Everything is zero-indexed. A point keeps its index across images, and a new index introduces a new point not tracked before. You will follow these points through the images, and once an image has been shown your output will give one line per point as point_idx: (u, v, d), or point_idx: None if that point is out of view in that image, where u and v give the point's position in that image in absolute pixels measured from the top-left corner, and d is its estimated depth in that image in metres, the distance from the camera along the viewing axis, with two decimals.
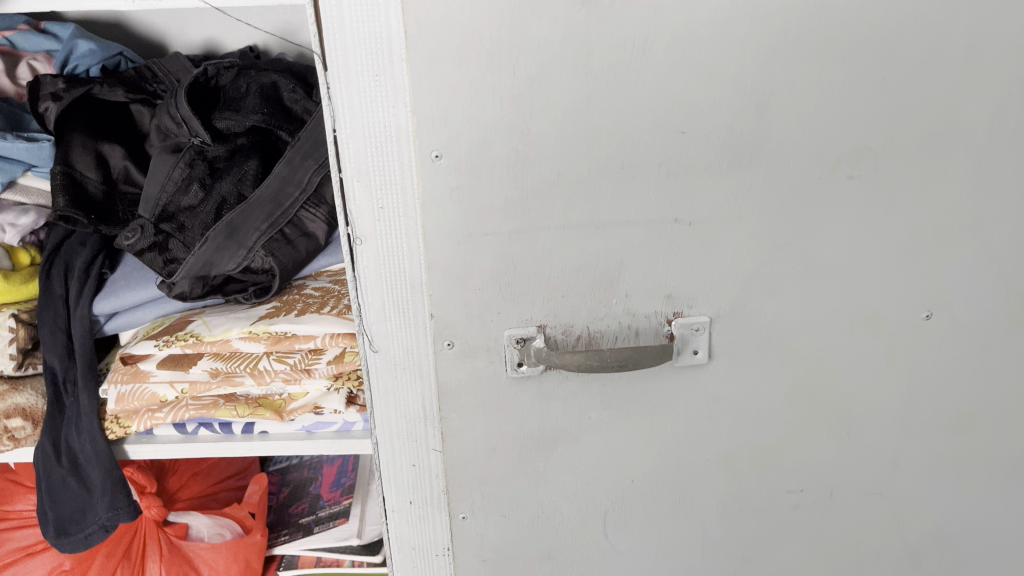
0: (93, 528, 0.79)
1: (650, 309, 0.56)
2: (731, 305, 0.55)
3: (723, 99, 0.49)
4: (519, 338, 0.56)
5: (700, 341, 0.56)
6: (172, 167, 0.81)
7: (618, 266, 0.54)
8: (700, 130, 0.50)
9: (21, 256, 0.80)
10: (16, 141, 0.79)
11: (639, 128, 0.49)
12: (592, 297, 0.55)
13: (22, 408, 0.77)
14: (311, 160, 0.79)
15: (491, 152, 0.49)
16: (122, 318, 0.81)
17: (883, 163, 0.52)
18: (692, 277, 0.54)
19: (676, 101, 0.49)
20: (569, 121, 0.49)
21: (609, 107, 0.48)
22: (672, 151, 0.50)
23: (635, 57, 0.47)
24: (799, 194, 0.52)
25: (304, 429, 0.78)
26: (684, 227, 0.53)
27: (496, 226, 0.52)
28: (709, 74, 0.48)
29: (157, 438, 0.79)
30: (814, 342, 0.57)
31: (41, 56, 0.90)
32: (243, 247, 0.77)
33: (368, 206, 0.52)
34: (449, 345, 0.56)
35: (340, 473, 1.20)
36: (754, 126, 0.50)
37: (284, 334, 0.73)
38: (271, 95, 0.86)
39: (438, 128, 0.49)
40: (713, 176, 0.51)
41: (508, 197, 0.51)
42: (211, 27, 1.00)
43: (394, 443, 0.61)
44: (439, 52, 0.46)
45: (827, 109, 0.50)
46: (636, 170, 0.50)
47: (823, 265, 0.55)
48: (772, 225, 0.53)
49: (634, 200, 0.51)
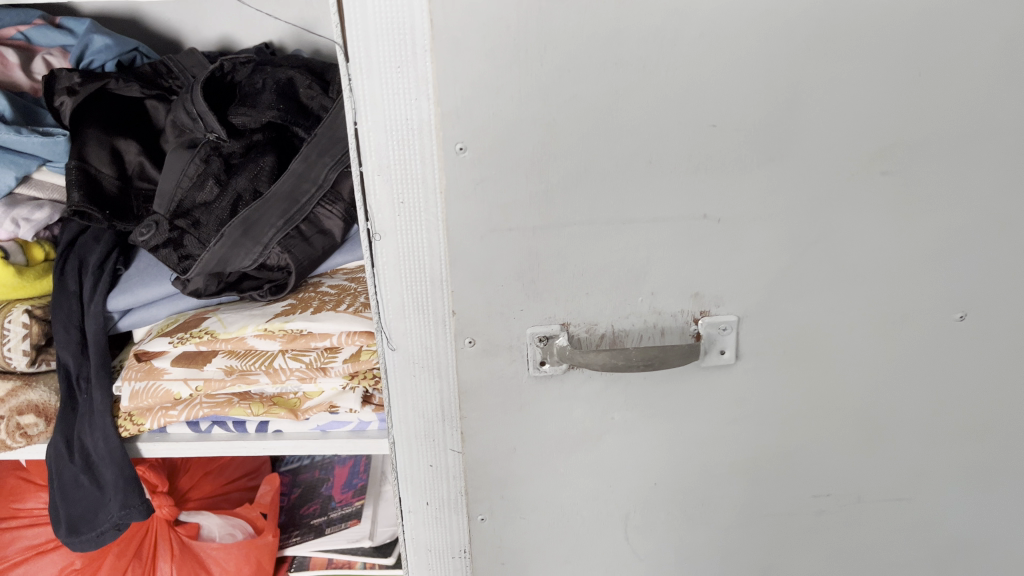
0: (104, 527, 0.77)
1: (677, 307, 0.54)
2: (759, 305, 0.54)
3: (755, 92, 0.47)
4: (542, 336, 0.54)
5: (727, 340, 0.55)
6: (187, 163, 0.80)
7: (644, 264, 0.52)
8: (730, 123, 0.48)
9: (36, 251, 0.79)
10: (31, 136, 0.79)
11: (667, 122, 0.48)
12: (616, 295, 0.53)
13: (35, 404, 0.76)
14: (327, 156, 0.78)
15: (515, 146, 0.48)
16: (137, 315, 0.81)
17: (917, 160, 0.50)
18: (720, 276, 0.53)
19: (706, 93, 0.47)
20: (595, 114, 0.47)
21: (637, 99, 0.47)
22: (701, 145, 0.48)
23: (665, 48, 0.46)
24: (832, 191, 0.51)
25: (318, 429, 0.78)
26: (712, 223, 0.51)
27: (520, 220, 0.50)
28: (739, 67, 0.46)
29: (170, 436, 0.78)
30: (842, 344, 0.56)
31: (56, 51, 0.90)
32: (258, 243, 0.76)
33: (388, 201, 0.51)
34: (471, 342, 0.55)
35: (350, 475, 1.19)
36: (785, 122, 0.48)
37: (299, 332, 0.72)
38: (287, 90, 0.85)
39: (461, 120, 0.47)
40: (743, 172, 0.49)
41: (534, 190, 0.49)
42: (226, 24, 0.99)
43: (412, 441, 0.61)
44: (465, 41, 0.45)
45: (861, 103, 0.48)
46: (664, 165, 0.49)
47: (854, 265, 0.53)
48: (803, 222, 0.51)
49: (661, 195, 0.50)
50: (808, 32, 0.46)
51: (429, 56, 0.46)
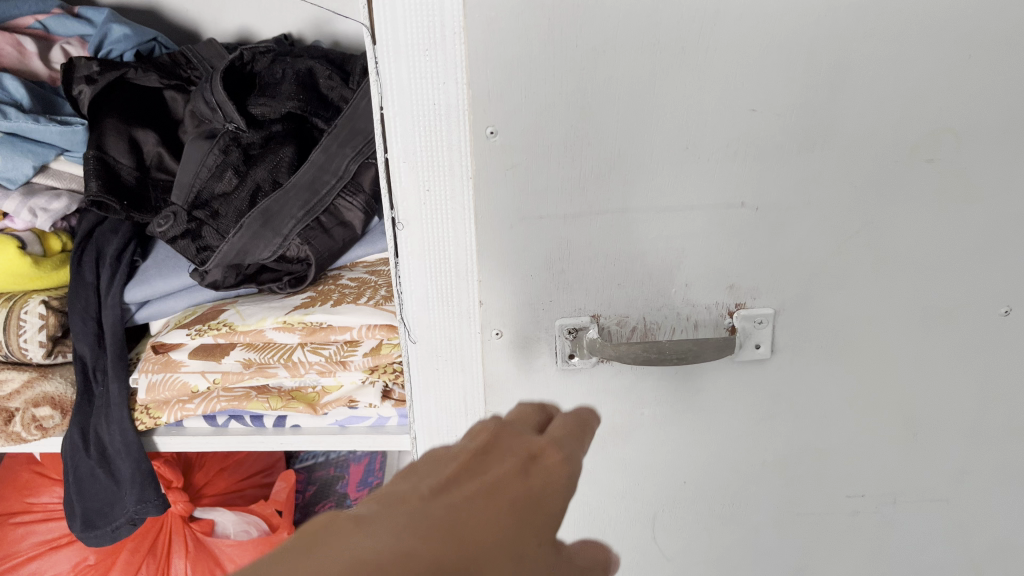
0: (119, 522, 0.77)
1: (711, 300, 0.53)
2: (796, 297, 0.52)
3: (798, 76, 0.45)
4: (571, 328, 0.53)
5: (762, 335, 0.53)
6: (206, 153, 0.79)
7: (678, 254, 0.51)
8: (772, 108, 0.46)
9: (53, 242, 0.78)
10: (50, 125, 0.78)
11: (706, 107, 0.46)
12: (650, 287, 0.52)
13: (51, 396, 0.75)
14: (348, 147, 0.77)
15: (548, 131, 0.46)
16: (154, 307, 0.80)
17: (964, 149, 0.49)
18: (756, 267, 0.51)
19: (747, 77, 0.45)
20: (632, 98, 0.46)
21: (675, 83, 0.45)
22: (740, 131, 0.47)
23: (706, 29, 0.44)
24: (874, 180, 0.49)
25: (337, 424, 0.77)
26: (750, 212, 0.49)
27: (551, 207, 0.49)
28: (782, 50, 0.45)
29: (187, 429, 0.77)
30: (881, 338, 0.54)
31: (75, 40, 0.89)
32: (278, 234, 0.75)
33: (414, 189, 0.51)
34: (497, 334, 0.53)
35: (367, 473, 1.18)
36: (828, 108, 0.46)
37: (319, 325, 0.71)
38: (307, 81, 0.83)
39: (493, 103, 0.46)
40: (783, 159, 0.48)
41: (566, 176, 0.48)
42: (245, 15, 0.98)
43: (432, 432, 0.62)
44: (499, 21, 0.43)
45: (909, 89, 0.47)
46: (702, 151, 0.47)
47: (895, 256, 0.52)
48: (844, 212, 0.50)
49: (699, 182, 0.48)
50: (858, 13, 0.44)
51: (460, 38, 0.45)
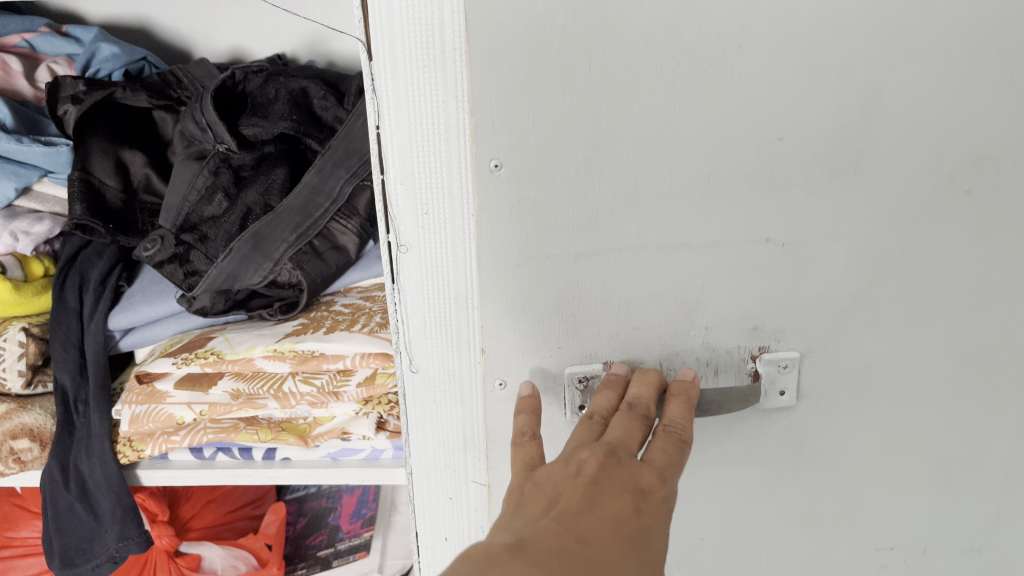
0: (100, 560, 0.73)
1: (733, 343, 0.53)
2: (819, 334, 0.52)
3: (826, 105, 0.44)
4: (581, 376, 0.54)
5: (787, 380, 0.53)
6: (195, 175, 0.76)
7: (698, 293, 0.50)
8: (800, 138, 0.45)
9: (34, 266, 0.75)
10: (33, 145, 0.75)
11: (731, 135, 0.45)
12: (668, 329, 0.52)
13: (30, 428, 0.71)
14: (342, 169, 0.74)
15: (561, 164, 0.46)
16: (140, 333, 0.76)
17: (1003, 173, 0.48)
18: (780, 306, 0.51)
19: (776, 104, 0.44)
20: (653, 130, 0.45)
21: (695, 111, 0.44)
22: (765, 160, 0.46)
23: (731, 54, 0.42)
24: (894, 209, 0.48)
25: (329, 456, 0.73)
26: (775, 247, 0.49)
27: (562, 245, 0.48)
28: (811, 73, 0.43)
29: (172, 463, 0.73)
30: (895, 365, 0.54)
31: (62, 59, 0.87)
32: (269, 258, 0.72)
33: (412, 212, 0.49)
34: (500, 385, 0.55)
35: (359, 504, 1.14)
36: (860, 135, 0.45)
37: (311, 353, 0.68)
38: (300, 101, 0.81)
39: (496, 135, 0.45)
40: (811, 191, 0.47)
41: (577, 213, 0.47)
42: (237, 34, 0.96)
43: (433, 473, 0.61)
44: (503, 48, 0.42)
45: (930, 117, 0.45)
46: (726, 184, 0.46)
47: (924, 288, 0.51)
48: (866, 243, 0.49)
49: (719, 218, 0.48)
50: (890, 34, 0.43)
51: (460, 54, 0.44)
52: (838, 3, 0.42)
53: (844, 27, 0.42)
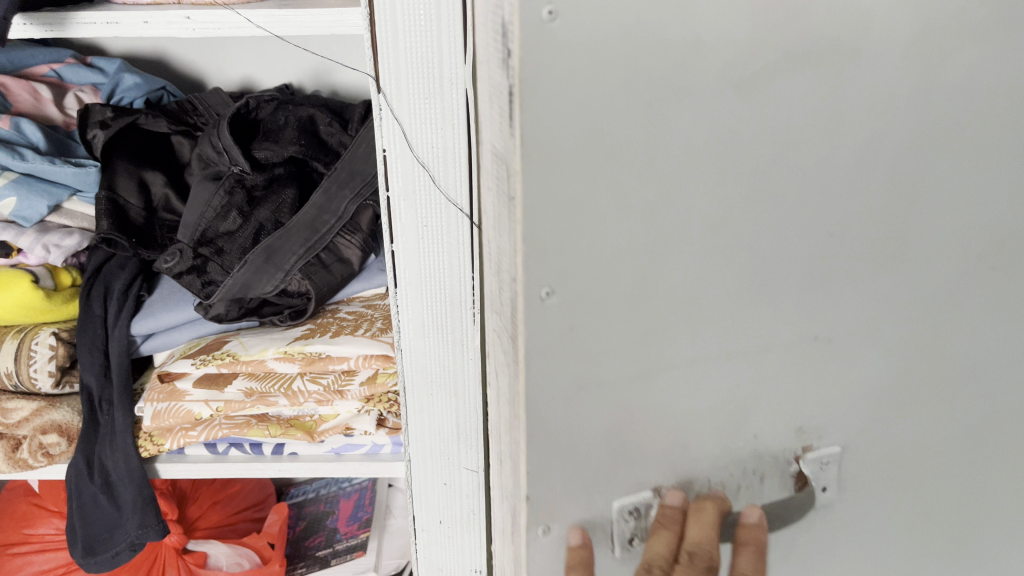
0: (121, 547, 0.79)
1: (772, 450, 0.58)
2: (847, 435, 0.60)
3: (852, 202, 0.51)
4: (632, 508, 0.55)
5: (826, 476, 0.60)
6: (212, 195, 0.83)
7: (742, 411, 0.55)
8: (844, 235, 0.52)
9: (64, 277, 0.82)
10: (64, 166, 0.82)
11: (776, 238, 0.50)
12: (720, 438, 0.56)
13: (58, 424, 0.78)
14: (346, 190, 0.82)
15: (606, 286, 0.47)
16: (159, 339, 0.83)
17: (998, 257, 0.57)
18: (808, 406, 0.57)
19: (809, 209, 0.50)
20: (705, 239, 0.48)
21: (746, 219, 0.48)
22: (809, 258, 0.52)
23: (768, 168, 0.47)
24: (861, 259, 0.53)
25: (333, 451, 0.80)
26: (822, 344, 0.55)
27: (607, 367, 0.50)
28: (826, 165, 0.49)
29: (188, 457, 0.80)
30: (849, 399, 0.59)
31: (87, 88, 0.94)
32: (280, 269, 0.79)
33: (413, 225, 0.58)
34: (545, 527, 0.54)
35: (356, 508, 1.20)
36: (835, 201, 0.50)
37: (318, 355, 0.75)
38: (308, 127, 0.89)
39: (547, 264, 0.45)
40: (830, 281, 0.53)
41: (623, 334, 0.49)
42: (247, 66, 1.03)
43: (429, 461, 0.68)
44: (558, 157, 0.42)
45: (875, 158, 0.50)
46: (776, 285, 0.51)
47: (876, 317, 0.56)
48: (827, 298, 0.54)
49: (759, 323, 0.52)
50: (851, 83, 0.47)
51: (454, 85, 0.54)
52: (818, 58, 0.45)
53: (852, 121, 0.48)
